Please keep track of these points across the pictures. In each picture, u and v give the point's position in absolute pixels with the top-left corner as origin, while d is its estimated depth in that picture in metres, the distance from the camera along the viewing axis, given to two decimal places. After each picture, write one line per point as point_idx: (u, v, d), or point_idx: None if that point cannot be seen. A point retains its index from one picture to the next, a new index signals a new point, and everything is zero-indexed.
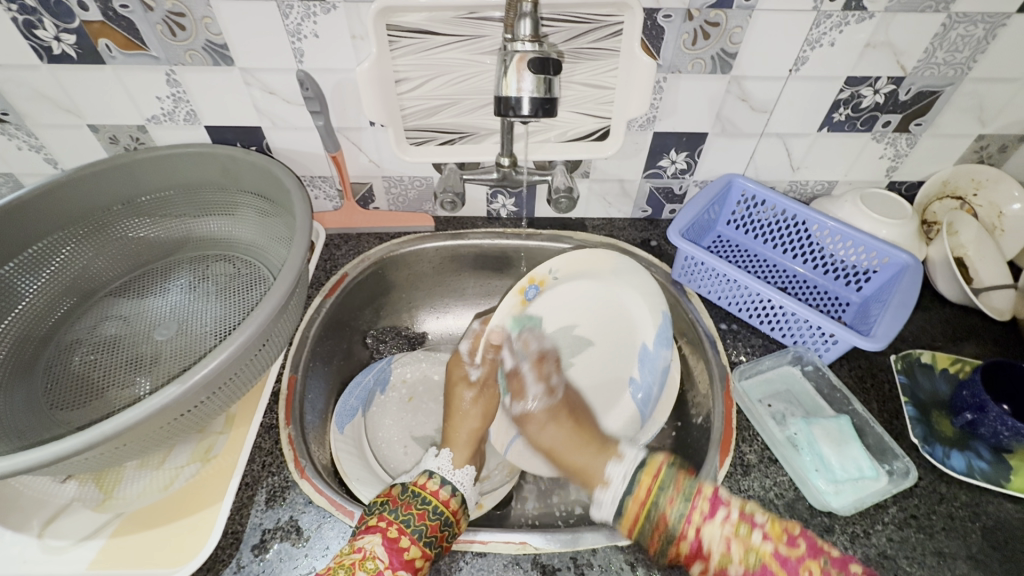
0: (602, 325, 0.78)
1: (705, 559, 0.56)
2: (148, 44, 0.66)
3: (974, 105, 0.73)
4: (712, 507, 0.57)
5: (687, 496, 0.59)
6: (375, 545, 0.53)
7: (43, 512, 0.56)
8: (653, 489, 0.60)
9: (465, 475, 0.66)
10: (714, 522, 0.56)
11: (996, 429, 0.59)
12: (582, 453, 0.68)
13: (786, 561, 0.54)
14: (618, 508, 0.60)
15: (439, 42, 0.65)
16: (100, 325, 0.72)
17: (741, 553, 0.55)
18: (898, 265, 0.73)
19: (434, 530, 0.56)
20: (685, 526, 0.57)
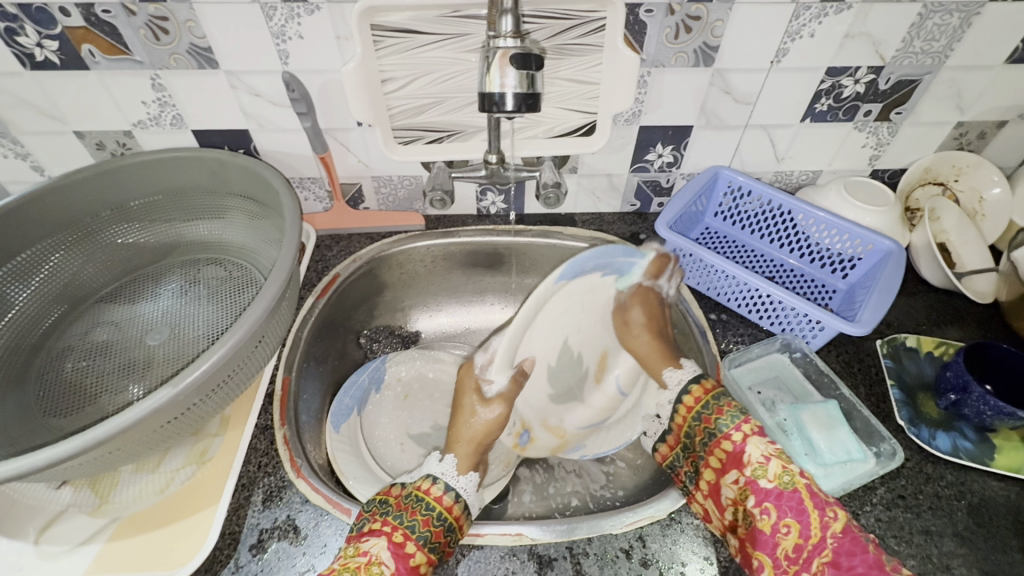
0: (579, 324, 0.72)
1: (740, 466, 0.54)
2: (132, 49, 0.66)
3: (952, 92, 0.74)
4: (764, 427, 0.56)
5: (743, 410, 0.58)
6: (380, 550, 0.51)
7: (39, 519, 0.56)
8: (711, 393, 0.61)
9: (469, 482, 0.60)
10: (763, 437, 0.55)
11: (979, 408, 0.60)
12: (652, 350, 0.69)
13: (816, 494, 0.51)
14: (680, 394, 0.63)
15: (424, 41, 0.66)
16: (91, 331, 0.71)
17: (777, 472, 0.52)
18: (881, 252, 0.74)
19: (438, 537, 0.54)
20: (733, 429, 0.56)
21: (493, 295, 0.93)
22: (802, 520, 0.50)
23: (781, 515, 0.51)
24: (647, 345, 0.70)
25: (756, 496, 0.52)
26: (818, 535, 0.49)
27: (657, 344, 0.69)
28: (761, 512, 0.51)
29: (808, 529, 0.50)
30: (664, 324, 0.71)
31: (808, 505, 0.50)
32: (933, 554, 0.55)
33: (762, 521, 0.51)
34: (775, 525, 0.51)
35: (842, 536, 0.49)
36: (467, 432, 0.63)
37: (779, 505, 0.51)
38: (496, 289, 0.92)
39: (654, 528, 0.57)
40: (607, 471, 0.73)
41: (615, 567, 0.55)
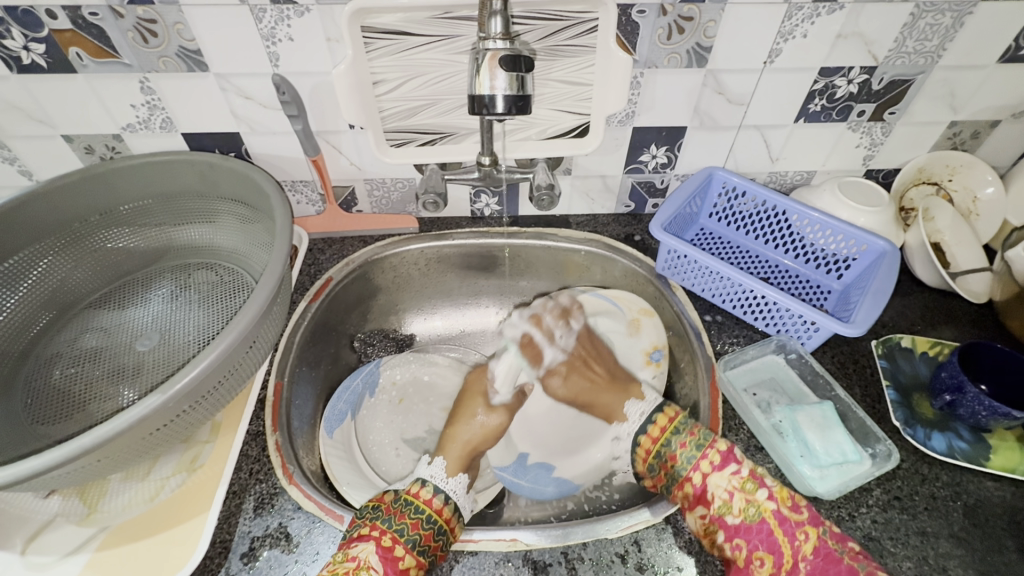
0: None
1: (706, 504, 0.57)
2: (119, 52, 0.65)
3: (945, 92, 0.74)
4: (723, 460, 0.58)
5: (700, 443, 0.60)
6: (369, 554, 0.51)
7: (26, 529, 0.55)
8: (665, 433, 0.63)
9: (459, 484, 0.63)
10: (722, 473, 0.57)
11: (973, 409, 0.60)
12: (599, 392, 0.72)
13: (785, 521, 0.54)
14: (640, 429, 0.66)
15: (415, 42, 0.65)
16: (80, 337, 0.71)
17: (741, 506, 0.56)
18: (876, 252, 0.74)
19: (429, 539, 0.54)
20: (692, 470, 0.58)
21: (488, 298, 0.92)
22: (774, 551, 0.54)
23: (752, 548, 0.54)
24: (589, 392, 0.72)
25: (726, 532, 0.55)
26: (790, 560, 0.53)
27: (594, 389, 0.72)
28: (733, 546, 0.55)
29: (779, 558, 0.54)
30: (590, 363, 0.74)
31: (777, 534, 0.54)
32: (929, 556, 0.55)
33: (735, 555, 0.54)
34: (748, 558, 0.54)
35: (814, 557, 0.52)
36: (462, 432, 0.69)
37: (749, 539, 0.54)
38: (491, 292, 0.92)
39: (649, 532, 0.57)
40: (603, 474, 0.73)
41: (610, 573, 0.54)
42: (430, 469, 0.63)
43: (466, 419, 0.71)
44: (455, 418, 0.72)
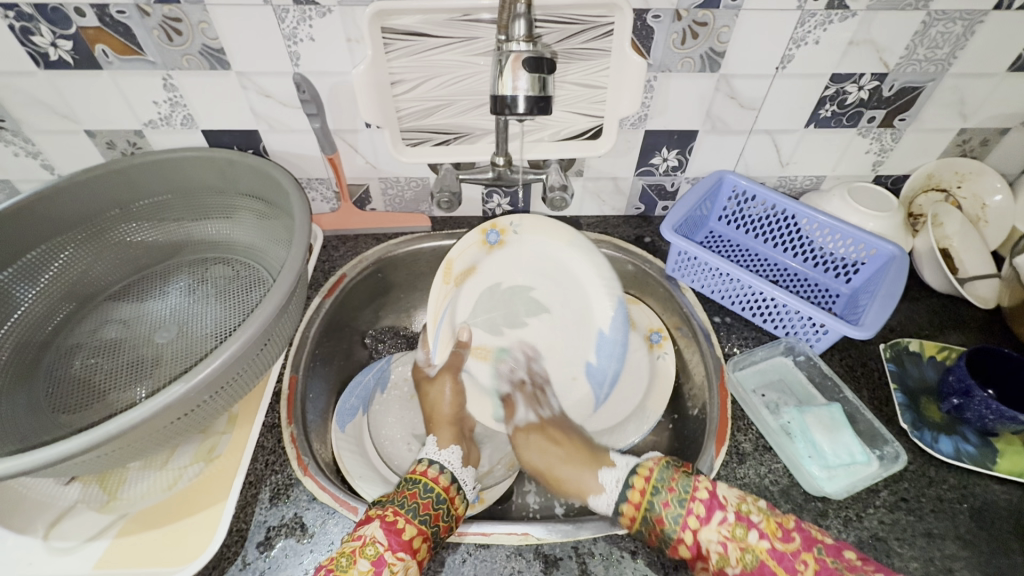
0: (513, 301, 0.79)
1: (704, 560, 0.54)
2: (145, 49, 0.66)
3: (956, 99, 0.75)
4: (707, 511, 0.55)
5: (681, 499, 0.56)
6: (374, 530, 0.53)
7: (46, 515, 0.56)
8: (646, 496, 0.57)
9: (452, 454, 0.65)
10: (710, 526, 0.54)
11: (981, 412, 0.61)
12: (574, 465, 0.66)
13: (783, 558, 0.52)
14: (618, 505, 0.58)
15: (434, 44, 0.66)
16: (100, 328, 0.72)
17: (739, 554, 0.53)
18: (884, 257, 0.74)
19: (428, 508, 0.56)
20: (682, 531, 0.54)
21: None
22: None
23: None
24: (560, 466, 0.67)
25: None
26: None
27: (566, 457, 0.67)
28: None
29: None
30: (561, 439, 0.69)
31: (779, 573, 0.52)
32: (936, 557, 0.55)
33: None
34: None
35: None
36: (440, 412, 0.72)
37: None
38: None
39: None
40: None
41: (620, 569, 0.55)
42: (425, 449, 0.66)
43: (432, 408, 0.73)
44: (429, 410, 0.73)
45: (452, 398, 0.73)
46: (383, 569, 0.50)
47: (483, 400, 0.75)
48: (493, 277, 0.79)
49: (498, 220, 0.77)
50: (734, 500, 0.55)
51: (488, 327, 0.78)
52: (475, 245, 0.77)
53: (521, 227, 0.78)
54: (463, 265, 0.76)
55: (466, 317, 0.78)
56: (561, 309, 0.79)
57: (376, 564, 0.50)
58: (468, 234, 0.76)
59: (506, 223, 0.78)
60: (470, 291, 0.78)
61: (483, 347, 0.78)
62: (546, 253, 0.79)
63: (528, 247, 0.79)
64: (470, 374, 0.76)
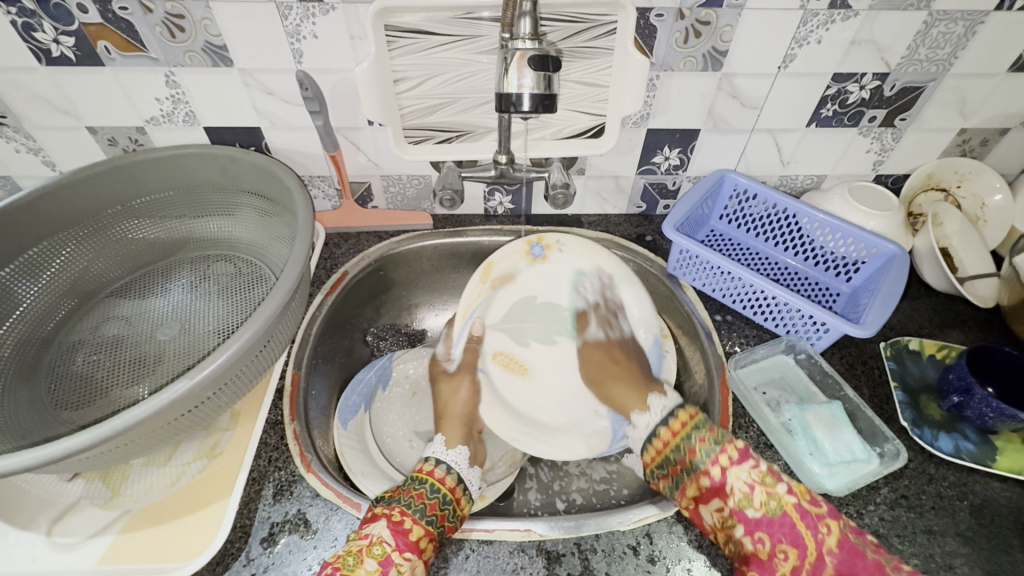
0: (541, 313, 0.83)
1: (723, 497, 0.57)
2: (147, 46, 0.66)
3: (957, 99, 0.75)
4: (740, 456, 0.58)
5: (717, 439, 0.60)
6: (381, 530, 0.53)
7: (49, 511, 0.56)
8: (685, 428, 0.62)
9: (460, 455, 0.66)
10: (742, 467, 0.58)
11: (981, 410, 0.61)
12: (627, 389, 0.73)
13: (807, 514, 0.55)
14: (653, 430, 0.65)
15: (437, 42, 0.66)
16: (103, 325, 0.72)
17: (762, 500, 0.56)
18: (885, 256, 0.75)
19: (434, 508, 0.57)
20: (711, 464, 0.58)
21: None
22: (798, 544, 0.54)
23: (776, 542, 0.54)
24: (612, 384, 0.75)
25: (746, 526, 0.55)
26: (815, 554, 0.53)
27: (625, 381, 0.74)
28: (755, 541, 0.55)
29: (803, 551, 0.54)
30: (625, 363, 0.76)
31: (800, 527, 0.54)
32: (936, 553, 0.56)
33: (758, 549, 0.55)
34: (771, 551, 0.54)
35: (839, 550, 0.53)
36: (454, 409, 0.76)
37: (772, 532, 0.55)
38: None
39: (660, 525, 0.58)
40: (611, 469, 0.73)
41: (623, 564, 0.55)
42: (431, 447, 0.67)
43: (445, 406, 0.77)
44: (441, 407, 0.76)
45: (467, 399, 0.77)
46: (389, 570, 0.50)
47: (496, 407, 0.78)
48: (529, 289, 0.82)
49: (545, 236, 0.79)
50: (766, 460, 0.59)
51: (515, 337, 0.83)
52: (518, 255, 0.79)
53: (567, 247, 0.79)
54: (506, 272, 0.80)
55: (494, 321, 0.82)
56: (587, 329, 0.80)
57: (383, 564, 0.51)
58: (513, 243, 0.79)
59: (552, 240, 0.79)
60: (505, 297, 0.82)
61: (505, 353, 0.82)
62: (586, 277, 0.79)
63: (565, 265, 0.80)
64: (488, 373, 0.81)
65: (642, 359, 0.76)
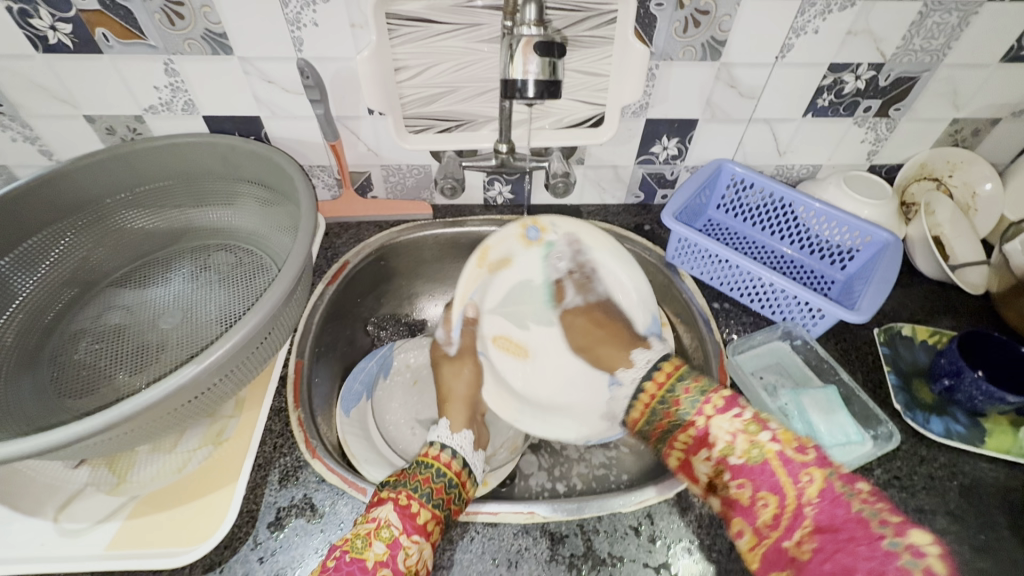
0: (538, 298, 0.81)
1: (709, 447, 0.59)
2: (146, 33, 0.66)
3: (949, 90, 0.76)
4: (726, 404, 0.60)
5: (705, 389, 0.62)
6: (388, 513, 0.54)
7: (56, 498, 0.56)
8: (670, 381, 0.65)
9: (465, 440, 0.66)
10: (725, 415, 0.59)
11: (971, 393, 0.63)
12: (612, 348, 0.75)
13: (790, 461, 0.54)
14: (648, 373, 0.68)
15: (438, 30, 0.66)
16: (103, 314, 0.72)
17: (745, 447, 0.57)
18: (879, 244, 0.76)
19: (441, 492, 0.58)
20: (695, 415, 0.61)
21: None
22: (778, 491, 0.54)
23: (755, 488, 0.55)
24: (597, 346, 0.76)
25: (730, 474, 0.56)
26: (795, 502, 0.53)
27: (608, 339, 0.75)
28: (736, 486, 0.56)
29: (784, 499, 0.53)
30: (603, 326, 0.76)
31: (780, 475, 0.54)
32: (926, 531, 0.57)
33: (740, 495, 0.55)
34: (753, 497, 0.55)
35: (820, 501, 0.51)
36: (456, 389, 0.75)
37: (753, 479, 0.55)
38: None
39: (661, 506, 0.59)
40: (610, 455, 0.75)
41: (624, 544, 0.56)
42: (436, 431, 0.67)
43: (447, 389, 0.75)
44: (444, 392, 0.74)
45: (469, 381, 0.76)
46: (398, 552, 0.51)
47: (502, 394, 0.78)
48: (527, 273, 0.78)
49: (540, 218, 0.75)
50: (755, 409, 0.60)
51: (515, 321, 0.81)
52: (514, 238, 0.75)
53: (563, 229, 0.74)
54: (501, 255, 0.76)
55: (492, 306, 0.80)
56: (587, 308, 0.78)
57: (391, 547, 0.52)
58: (507, 226, 0.75)
59: (547, 222, 0.75)
60: (501, 280, 0.78)
61: (506, 337, 0.81)
62: (583, 257, 0.75)
63: (564, 248, 0.76)
64: (489, 356, 0.80)
65: (642, 344, 0.71)
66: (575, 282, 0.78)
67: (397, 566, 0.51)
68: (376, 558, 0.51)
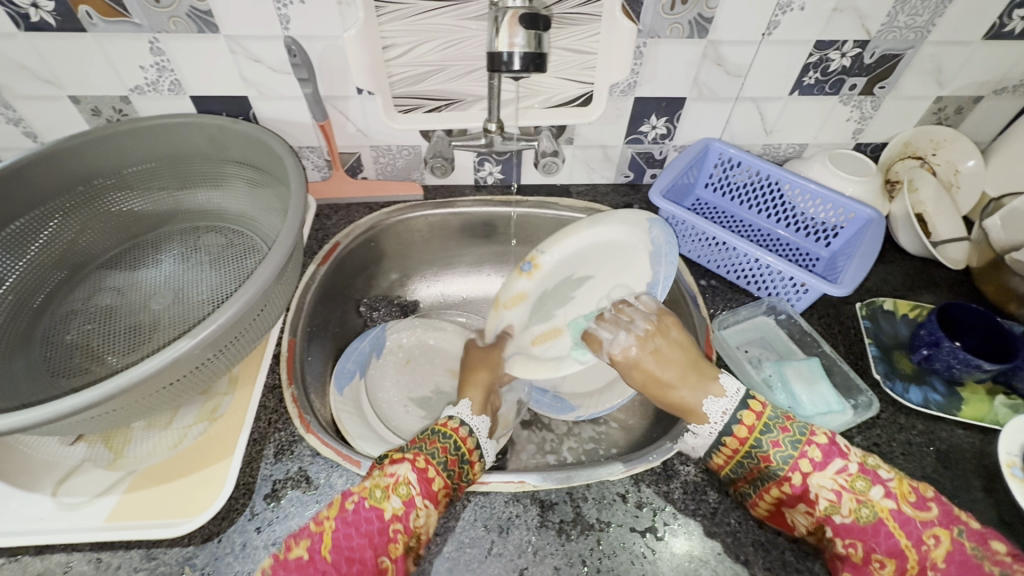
0: (559, 288, 0.79)
1: (809, 503, 0.52)
2: (130, 11, 0.65)
3: (933, 67, 0.77)
4: (825, 456, 0.51)
5: (805, 427, 0.53)
6: (406, 472, 0.53)
7: (54, 473, 0.57)
8: (754, 432, 0.54)
9: (483, 421, 0.62)
10: (826, 472, 0.51)
11: (949, 362, 0.65)
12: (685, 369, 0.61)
13: (909, 522, 0.49)
14: (727, 427, 0.56)
15: (426, 7, 0.66)
16: (94, 295, 0.72)
17: (852, 506, 0.50)
18: (862, 220, 0.78)
19: (455, 464, 0.56)
20: (790, 470, 0.52)
21: (490, 266, 0.96)
22: (897, 555, 0.48)
23: (870, 549, 0.49)
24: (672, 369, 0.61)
25: (836, 531, 0.51)
26: (918, 566, 0.48)
27: (681, 362, 0.62)
28: (846, 545, 0.50)
29: (905, 562, 0.48)
30: (662, 352, 0.63)
31: (898, 536, 0.49)
32: None
33: (851, 554, 0.50)
34: (866, 558, 0.49)
35: (947, 564, 0.47)
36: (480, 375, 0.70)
37: (866, 539, 0.49)
38: (493, 260, 0.96)
39: (649, 474, 0.61)
40: (599, 430, 0.78)
41: (612, 510, 0.58)
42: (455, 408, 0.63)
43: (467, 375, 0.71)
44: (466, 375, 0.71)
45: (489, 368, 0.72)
46: (412, 511, 0.51)
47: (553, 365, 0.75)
48: (537, 291, 0.78)
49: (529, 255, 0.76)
50: (856, 454, 0.52)
51: (541, 317, 0.79)
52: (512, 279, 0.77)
53: (547, 247, 0.76)
54: (509, 294, 0.78)
55: (521, 326, 0.78)
56: (605, 269, 0.78)
57: (408, 505, 0.51)
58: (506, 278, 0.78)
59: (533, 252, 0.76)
60: (522, 316, 0.78)
61: (541, 334, 0.78)
62: (579, 253, 0.77)
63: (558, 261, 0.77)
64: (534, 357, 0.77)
65: (653, 238, 0.75)
66: (609, 320, 0.69)
67: (410, 525, 0.51)
68: (392, 511, 0.51)
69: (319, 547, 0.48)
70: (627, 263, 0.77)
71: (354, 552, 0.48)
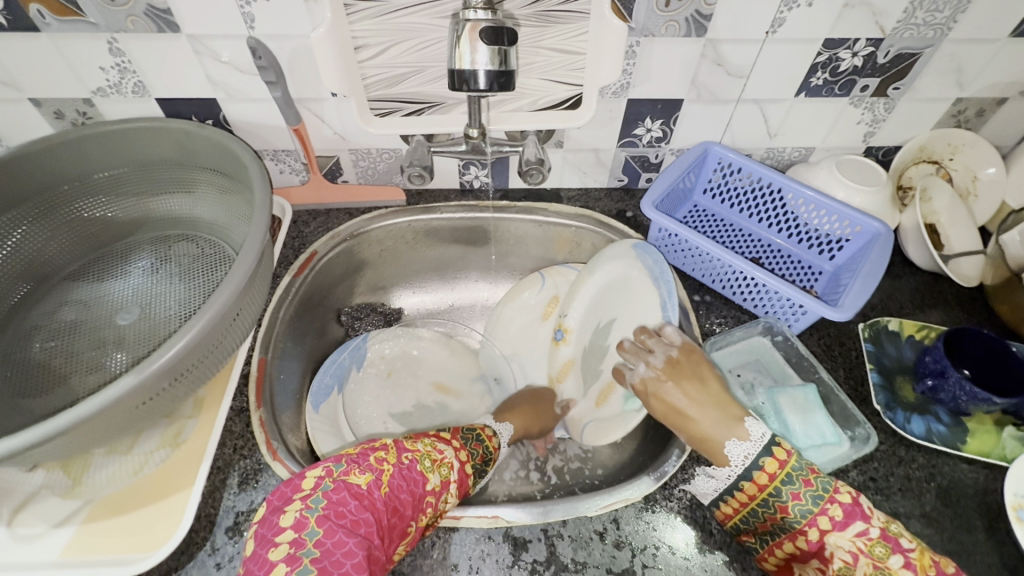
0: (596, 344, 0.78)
1: (822, 561, 0.50)
2: (84, 10, 0.61)
3: (952, 67, 0.71)
4: (846, 516, 0.50)
5: (827, 478, 0.51)
6: (450, 457, 0.57)
7: (11, 501, 0.56)
8: (773, 483, 0.52)
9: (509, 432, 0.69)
10: (845, 532, 0.49)
11: (955, 394, 0.61)
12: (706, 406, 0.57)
13: None
14: (747, 470, 0.53)
15: (399, 5, 0.61)
16: (59, 310, 0.70)
17: (869, 572, 0.48)
18: (869, 234, 0.73)
19: (482, 459, 0.62)
20: (807, 525, 0.50)
21: (477, 272, 0.93)
22: None
23: None
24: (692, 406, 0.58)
25: None
26: None
27: (702, 396, 0.58)
28: None
29: None
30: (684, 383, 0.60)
31: None
32: None
33: None
34: None
35: None
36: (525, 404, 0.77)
37: None
38: (479, 267, 0.92)
39: (629, 509, 0.58)
40: (586, 448, 0.76)
41: (588, 550, 0.55)
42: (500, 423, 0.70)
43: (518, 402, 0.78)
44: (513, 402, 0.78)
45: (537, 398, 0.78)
46: (445, 492, 0.54)
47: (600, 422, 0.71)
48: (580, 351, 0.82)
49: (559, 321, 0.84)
50: (880, 518, 0.50)
51: (592, 376, 0.78)
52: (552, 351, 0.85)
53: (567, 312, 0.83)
54: (558, 366, 0.83)
55: (580, 393, 0.79)
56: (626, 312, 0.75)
57: (444, 485, 0.55)
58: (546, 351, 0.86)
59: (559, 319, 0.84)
60: (576, 378, 0.81)
61: (597, 395, 0.75)
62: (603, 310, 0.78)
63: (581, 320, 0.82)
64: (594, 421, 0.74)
65: (644, 263, 0.71)
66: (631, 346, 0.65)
67: (440, 503, 0.54)
68: (433, 486, 0.53)
69: (378, 484, 0.50)
70: (635, 296, 0.73)
71: (400, 503, 0.50)
